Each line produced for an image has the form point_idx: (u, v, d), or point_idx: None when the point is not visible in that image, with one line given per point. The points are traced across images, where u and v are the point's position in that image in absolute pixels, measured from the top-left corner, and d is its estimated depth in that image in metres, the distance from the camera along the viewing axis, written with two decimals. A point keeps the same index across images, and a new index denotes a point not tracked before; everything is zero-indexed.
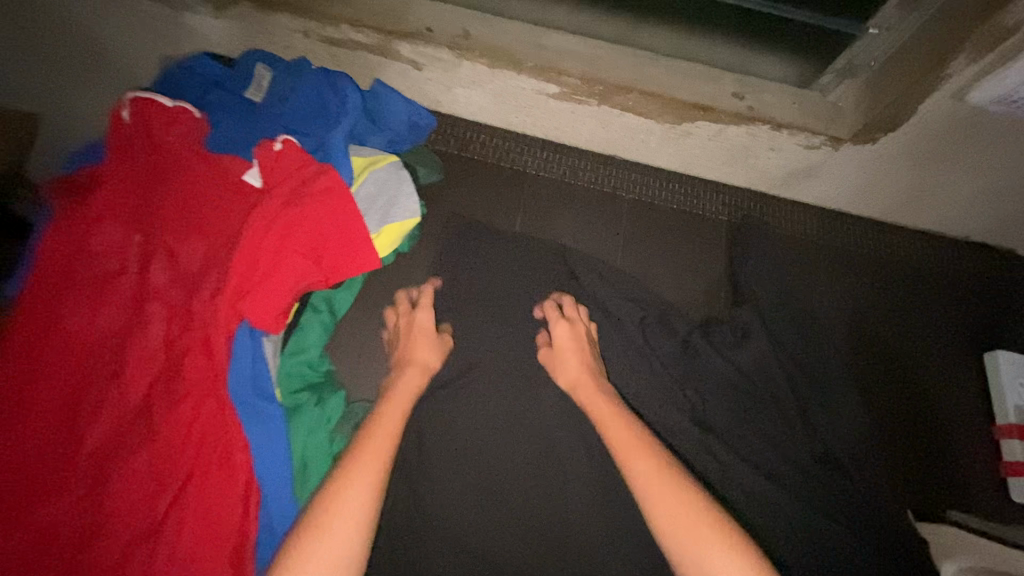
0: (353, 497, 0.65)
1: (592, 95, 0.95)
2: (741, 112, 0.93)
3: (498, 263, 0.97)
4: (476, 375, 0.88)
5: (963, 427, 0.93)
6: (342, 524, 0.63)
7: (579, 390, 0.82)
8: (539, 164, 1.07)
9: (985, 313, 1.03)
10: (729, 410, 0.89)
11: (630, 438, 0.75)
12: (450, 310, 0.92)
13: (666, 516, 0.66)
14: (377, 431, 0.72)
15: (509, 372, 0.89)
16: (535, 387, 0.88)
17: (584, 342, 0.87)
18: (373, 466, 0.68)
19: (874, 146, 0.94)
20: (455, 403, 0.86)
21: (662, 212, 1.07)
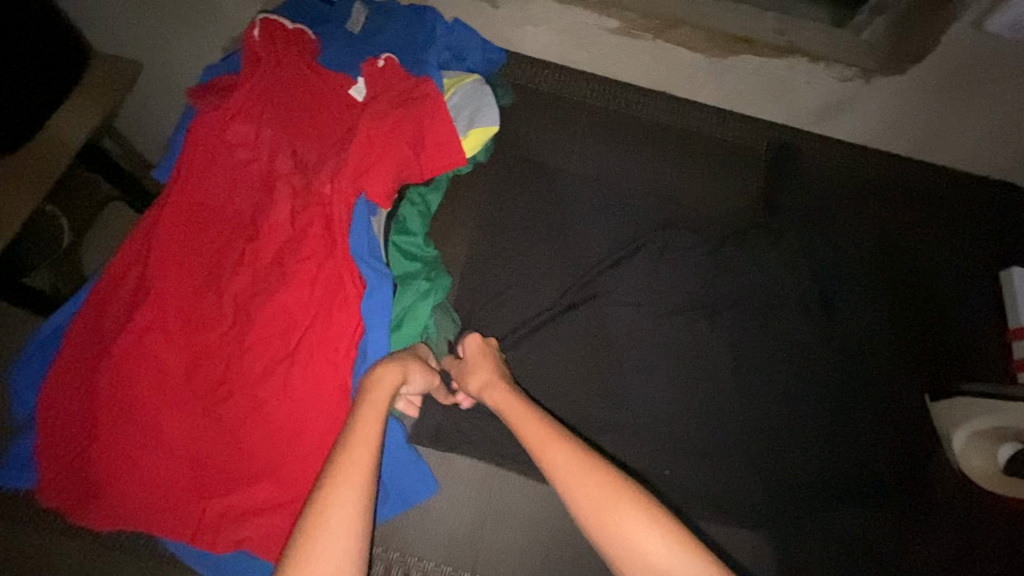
0: (344, 516, 0.58)
1: (648, 29, 1.09)
2: (780, 45, 1.05)
3: (561, 177, 1.09)
4: (543, 267, 1.01)
5: (978, 329, 1.02)
6: (328, 545, 0.56)
7: (490, 394, 0.81)
8: (597, 95, 1.19)
9: (1006, 237, 1.11)
10: (763, 303, 1.01)
11: (541, 431, 0.73)
12: (522, 213, 1.05)
13: (587, 508, 0.64)
14: (353, 451, 0.64)
15: (570, 266, 1.02)
16: (594, 279, 1.01)
17: (492, 359, 0.86)
18: (358, 477, 0.62)
19: (903, 76, 1.05)
20: (525, 289, 0.99)
21: (706, 142, 1.17)
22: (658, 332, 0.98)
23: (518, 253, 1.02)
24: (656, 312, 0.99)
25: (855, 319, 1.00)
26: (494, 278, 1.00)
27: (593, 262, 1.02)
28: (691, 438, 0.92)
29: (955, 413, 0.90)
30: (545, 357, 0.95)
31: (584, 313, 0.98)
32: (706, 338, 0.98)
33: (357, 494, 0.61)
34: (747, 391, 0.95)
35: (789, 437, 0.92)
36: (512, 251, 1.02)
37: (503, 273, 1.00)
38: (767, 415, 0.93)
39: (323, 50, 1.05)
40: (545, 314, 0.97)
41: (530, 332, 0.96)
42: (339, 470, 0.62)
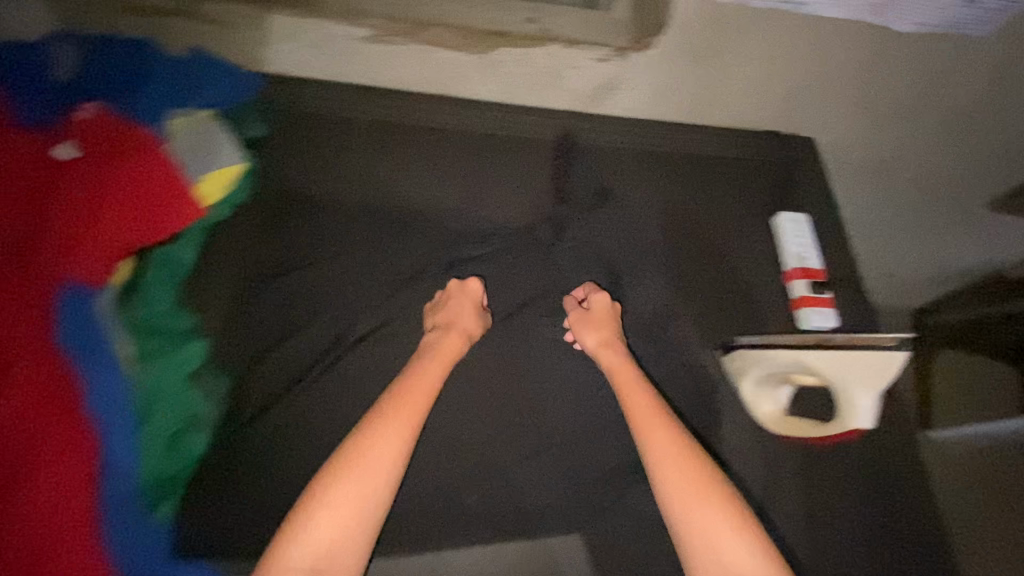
0: (377, 473, 0.76)
1: (401, 34, 1.05)
2: (531, 34, 1.07)
3: (344, 206, 1.01)
4: (332, 307, 0.94)
5: (758, 277, 1.11)
6: (369, 474, 0.76)
7: (604, 352, 0.94)
8: (364, 110, 1.08)
9: (780, 186, 1.19)
10: (562, 296, 1.02)
11: (648, 409, 0.87)
12: (299, 255, 0.95)
13: (645, 426, 0.85)
14: (402, 410, 0.81)
15: (364, 299, 0.95)
16: (387, 309, 0.95)
17: (616, 318, 0.97)
18: (398, 444, 0.78)
19: (653, 50, 1.08)
20: (313, 336, 0.91)
21: (497, 139, 1.12)
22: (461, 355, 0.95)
23: (299, 297, 0.92)
24: None
25: (648, 291, 1.04)
26: (273, 332, 0.90)
27: (387, 290, 0.97)
28: (506, 450, 0.91)
29: (740, 363, 0.91)
30: (343, 405, 0.88)
31: (384, 346, 0.93)
32: (513, 344, 0.97)
33: (389, 460, 0.77)
34: (558, 388, 0.96)
35: (596, 421, 0.95)
36: (291, 298, 0.92)
37: (285, 325, 0.90)
38: (575, 409, 0.95)
39: (14, 103, 0.89)
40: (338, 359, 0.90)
41: (323, 382, 0.88)
42: (381, 429, 0.79)
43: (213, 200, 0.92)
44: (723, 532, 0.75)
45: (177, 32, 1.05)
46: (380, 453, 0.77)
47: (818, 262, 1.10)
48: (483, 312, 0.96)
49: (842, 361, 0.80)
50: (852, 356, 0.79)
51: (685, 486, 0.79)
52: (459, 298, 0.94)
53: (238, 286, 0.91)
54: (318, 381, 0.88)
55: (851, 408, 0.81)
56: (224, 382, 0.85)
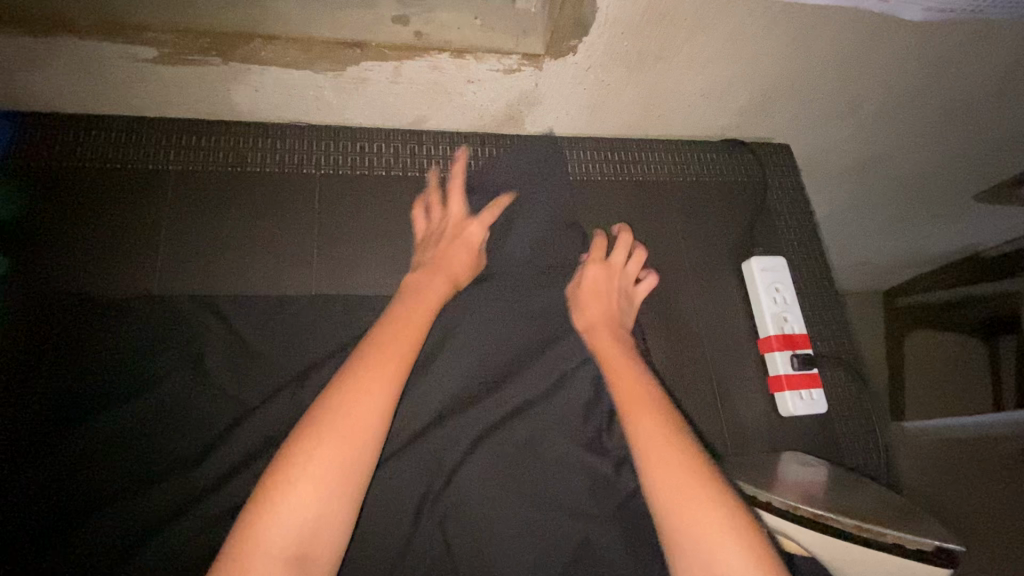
0: (358, 443, 0.55)
1: (206, 52, 0.70)
2: (403, 40, 0.74)
3: (157, 309, 0.72)
4: (146, 457, 0.66)
5: (727, 347, 0.87)
6: (351, 432, 0.56)
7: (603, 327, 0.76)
8: (190, 157, 0.80)
9: (746, 215, 0.96)
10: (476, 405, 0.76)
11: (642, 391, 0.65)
12: (91, 383, 0.68)
13: (634, 410, 0.62)
14: (386, 361, 0.60)
15: (184, 452, 0.67)
16: (224, 452, 0.67)
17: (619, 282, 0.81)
18: (388, 388, 0.59)
19: (576, 56, 0.77)
20: (115, 505, 0.63)
21: (377, 186, 0.85)
22: None
23: (81, 463, 0.64)
24: None
25: (586, 392, 0.78)
26: (39, 526, 0.61)
27: (223, 431, 0.68)
28: None
29: None
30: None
31: (213, 534, 0.63)
32: (408, 490, 0.70)
33: (378, 402, 0.58)
34: (478, 551, 0.68)
35: None
36: (70, 467, 0.64)
37: (74, 494, 0.63)
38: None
39: None
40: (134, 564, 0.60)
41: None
42: (373, 366, 0.59)
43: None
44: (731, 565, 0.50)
45: None
46: (376, 388, 0.58)
47: (802, 327, 0.86)
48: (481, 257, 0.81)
49: (841, 551, 0.56)
50: (857, 554, 0.55)
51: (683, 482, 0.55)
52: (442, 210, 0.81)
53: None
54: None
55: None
56: None
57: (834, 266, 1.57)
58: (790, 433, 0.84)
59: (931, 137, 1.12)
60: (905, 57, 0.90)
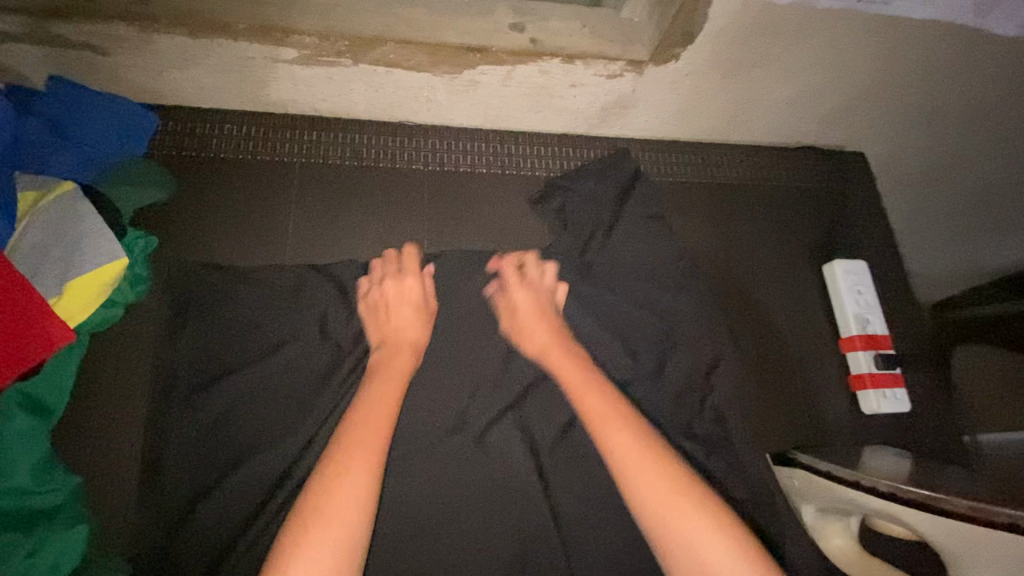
0: (349, 508, 0.57)
1: (341, 54, 0.77)
2: (521, 46, 0.78)
3: (283, 283, 0.77)
4: (278, 420, 0.70)
5: (808, 344, 0.90)
6: (342, 494, 0.58)
7: (550, 353, 0.75)
8: (311, 149, 0.86)
9: (823, 220, 0.99)
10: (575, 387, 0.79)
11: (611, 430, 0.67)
12: (229, 350, 0.73)
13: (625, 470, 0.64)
14: (363, 425, 0.64)
15: (311, 414, 0.70)
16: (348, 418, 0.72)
17: (546, 314, 0.79)
18: (371, 454, 0.61)
19: (677, 63, 0.82)
20: (255, 460, 0.67)
21: (478, 180, 0.90)
22: (455, 481, 0.72)
23: (223, 420, 0.69)
24: (447, 447, 0.73)
25: (677, 381, 0.82)
26: (191, 476, 0.67)
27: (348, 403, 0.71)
28: None
29: (818, 497, 0.72)
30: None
31: None
32: (517, 464, 0.73)
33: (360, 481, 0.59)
34: (582, 520, 0.72)
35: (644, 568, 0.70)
36: (214, 423, 0.69)
37: (220, 449, 0.68)
38: (619, 553, 0.70)
39: None
40: (274, 519, 0.65)
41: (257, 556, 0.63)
42: (347, 450, 0.61)
43: (81, 320, 0.68)
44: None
45: (33, 64, 0.76)
46: (357, 463, 0.60)
47: (884, 328, 0.89)
48: (430, 316, 0.78)
49: (950, 530, 0.57)
50: (972, 534, 0.55)
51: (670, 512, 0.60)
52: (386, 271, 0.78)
53: (140, 419, 0.70)
54: (250, 554, 0.63)
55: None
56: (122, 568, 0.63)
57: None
58: (872, 430, 0.86)
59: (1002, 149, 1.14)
60: (989, 70, 0.93)
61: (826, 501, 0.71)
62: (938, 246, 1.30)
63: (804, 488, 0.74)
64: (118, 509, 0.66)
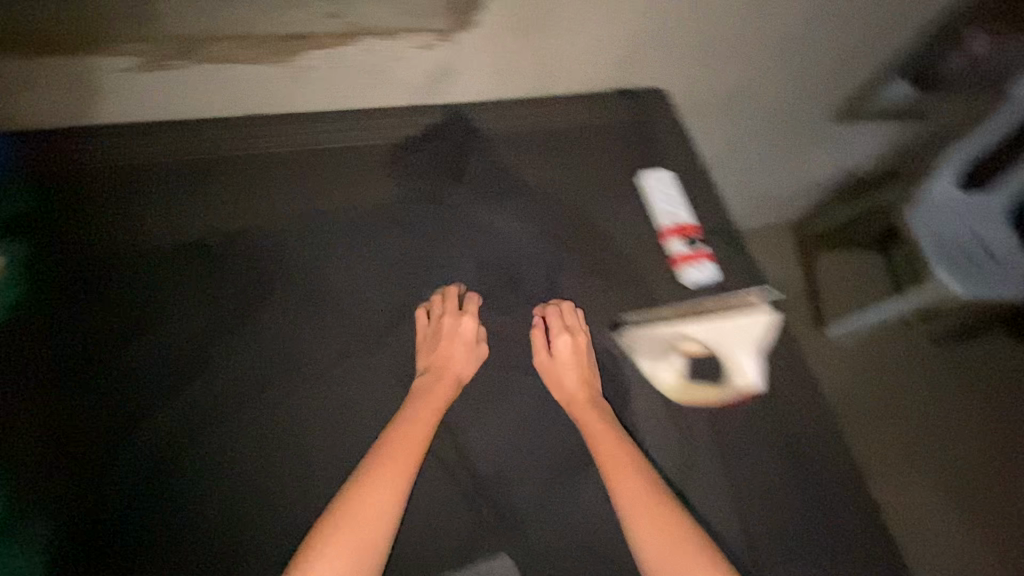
0: (371, 525, 0.72)
1: (176, 56, 0.88)
2: (336, 30, 0.92)
3: (164, 261, 0.90)
4: (178, 369, 0.83)
5: (638, 243, 1.08)
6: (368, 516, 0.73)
7: (575, 403, 0.89)
8: (172, 147, 0.95)
9: (641, 145, 1.18)
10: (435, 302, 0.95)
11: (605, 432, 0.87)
12: (124, 323, 0.85)
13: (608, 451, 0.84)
14: (402, 461, 0.78)
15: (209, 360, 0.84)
16: (241, 355, 0.86)
17: (581, 357, 0.93)
18: (401, 485, 0.76)
19: (478, 28, 0.98)
20: (165, 403, 0.81)
21: (332, 155, 1.02)
22: (343, 397, 0.86)
23: (130, 379, 0.82)
24: (337, 375, 0.87)
25: (522, 286, 1.00)
26: (107, 425, 0.79)
27: (238, 344, 0.86)
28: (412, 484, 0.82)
29: (643, 344, 0.96)
30: (198, 506, 0.76)
31: (246, 409, 0.82)
32: (395, 373, 0.89)
33: (386, 502, 0.74)
34: (456, 405, 0.89)
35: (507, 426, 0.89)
36: (122, 381, 0.82)
37: (129, 403, 0.80)
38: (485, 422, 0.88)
39: None
40: (178, 457, 0.78)
41: (168, 487, 0.77)
42: (380, 476, 0.76)
43: None
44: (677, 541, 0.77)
45: None
46: (387, 491, 0.75)
47: (692, 218, 1.08)
48: (479, 352, 0.92)
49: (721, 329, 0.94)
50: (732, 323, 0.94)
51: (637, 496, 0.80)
52: (445, 312, 0.93)
53: (39, 402, 0.80)
54: (162, 486, 0.76)
55: (738, 368, 0.93)
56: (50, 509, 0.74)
57: (718, 185, 1.88)
58: None
59: (775, 70, 1.40)
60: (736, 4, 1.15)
61: (650, 345, 0.95)
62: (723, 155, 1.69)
63: (630, 344, 0.96)
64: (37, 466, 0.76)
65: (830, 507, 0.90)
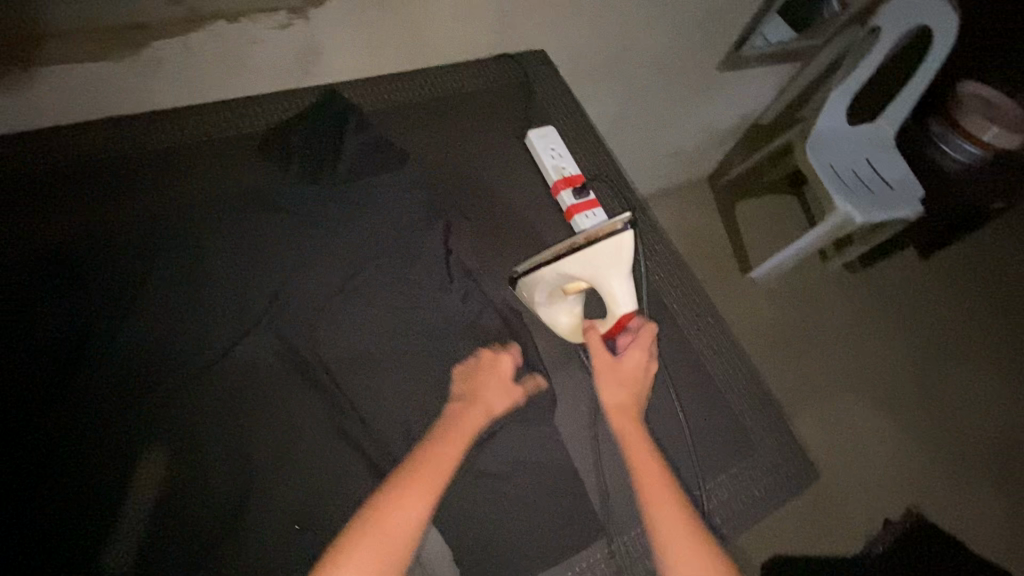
0: (395, 543, 0.70)
1: (7, 61, 0.83)
2: (179, 16, 0.88)
3: (21, 272, 0.84)
4: (58, 385, 0.79)
5: (528, 201, 1.10)
6: (393, 535, 0.70)
7: (626, 412, 0.90)
8: (26, 160, 0.92)
9: (523, 105, 1.19)
10: (327, 281, 0.93)
11: (634, 428, 0.89)
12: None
13: (630, 438, 0.87)
14: (433, 474, 0.76)
15: (89, 369, 0.80)
16: (122, 364, 0.81)
17: (640, 378, 0.93)
18: (426, 498, 0.73)
19: (332, 3, 0.96)
20: (45, 420, 0.77)
21: (200, 150, 0.99)
22: (237, 388, 0.84)
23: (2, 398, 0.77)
24: (228, 365, 0.85)
25: (418, 255, 0.98)
26: None
27: (110, 349, 0.82)
28: (320, 462, 0.82)
29: (533, 294, 0.95)
30: (88, 513, 0.74)
31: (134, 411, 0.80)
32: (291, 355, 0.88)
33: (418, 513, 0.72)
34: (357, 379, 0.88)
35: (412, 392, 0.89)
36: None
37: (6, 421, 0.76)
38: (391, 392, 0.88)
39: None
40: (60, 467, 0.75)
41: (52, 498, 0.73)
42: (411, 487, 0.74)
43: None
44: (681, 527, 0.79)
45: None
46: (413, 501, 0.73)
47: (576, 169, 1.11)
48: (518, 386, 0.90)
49: (587, 259, 0.87)
50: (594, 249, 0.86)
51: (659, 492, 0.82)
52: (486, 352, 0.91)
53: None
54: (45, 499, 0.73)
55: (614, 295, 0.89)
56: None
57: (621, 151, 1.94)
58: None
59: (652, 22, 1.44)
60: None
61: (540, 296, 0.94)
62: (620, 115, 1.74)
63: (526, 297, 0.96)
64: None
65: (716, 423, 1.00)
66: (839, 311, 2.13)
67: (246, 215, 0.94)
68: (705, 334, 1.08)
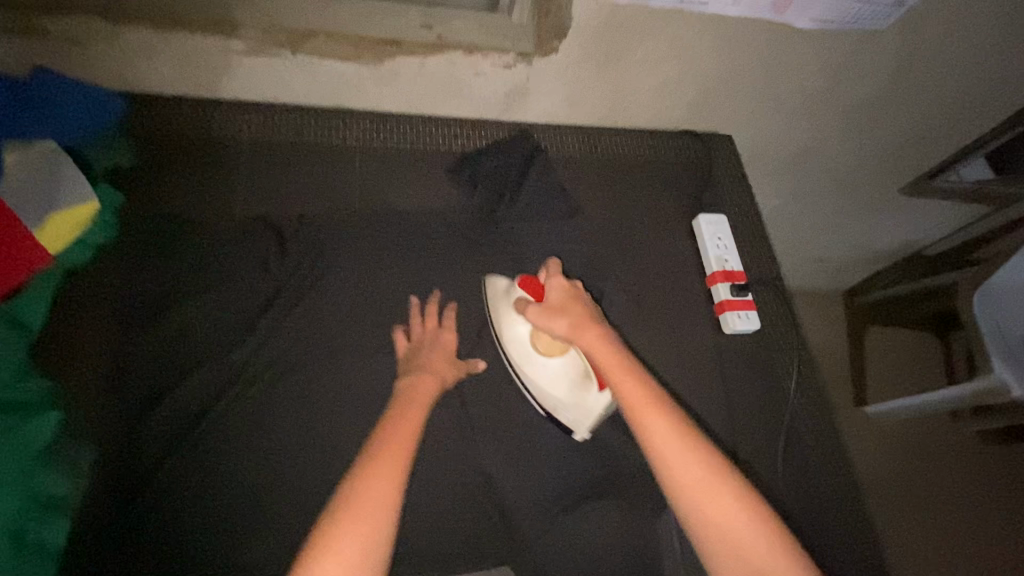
0: (372, 516, 0.66)
1: (280, 45, 0.95)
2: (427, 41, 0.97)
3: (238, 228, 0.95)
4: (241, 337, 0.87)
5: (681, 282, 1.09)
6: (367, 508, 0.66)
7: (580, 336, 0.82)
8: (260, 127, 1.02)
9: (698, 186, 1.18)
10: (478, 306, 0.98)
11: (639, 393, 0.78)
12: (197, 285, 0.90)
13: (643, 415, 0.76)
14: (387, 458, 0.71)
15: (264, 327, 0.89)
16: (290, 332, 0.89)
17: (577, 307, 0.85)
18: (392, 479, 0.69)
19: (557, 55, 1.01)
20: (222, 364, 0.86)
21: (398, 157, 1.06)
22: (376, 382, 0.89)
23: (192, 334, 0.87)
24: (372, 358, 0.91)
25: None
26: (170, 376, 0.84)
27: (285, 315, 0.90)
28: (434, 476, 0.85)
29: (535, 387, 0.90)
30: (245, 462, 0.82)
31: (288, 376, 0.87)
32: None
33: (386, 491, 0.68)
34: (483, 410, 0.91)
35: (531, 440, 0.90)
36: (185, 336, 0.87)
37: (195, 357, 0.86)
38: (511, 432, 0.90)
39: None
40: (225, 413, 0.83)
41: (216, 438, 0.82)
42: (369, 469, 0.69)
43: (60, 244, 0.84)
44: (739, 519, 0.70)
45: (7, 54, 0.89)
46: (379, 485, 0.68)
47: (739, 264, 1.09)
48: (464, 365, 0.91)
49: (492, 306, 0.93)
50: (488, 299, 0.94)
51: (699, 472, 0.72)
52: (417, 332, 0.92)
53: (92, 347, 0.84)
54: (209, 438, 0.82)
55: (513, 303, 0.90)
56: (93, 452, 0.79)
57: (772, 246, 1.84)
58: (730, 347, 1.05)
59: (849, 133, 1.38)
60: (817, 62, 1.15)
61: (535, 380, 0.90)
62: (782, 212, 1.67)
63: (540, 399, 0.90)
64: (91, 413, 0.81)
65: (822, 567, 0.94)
66: (954, 481, 1.91)
67: (424, 227, 1.02)
68: (834, 472, 1.01)
